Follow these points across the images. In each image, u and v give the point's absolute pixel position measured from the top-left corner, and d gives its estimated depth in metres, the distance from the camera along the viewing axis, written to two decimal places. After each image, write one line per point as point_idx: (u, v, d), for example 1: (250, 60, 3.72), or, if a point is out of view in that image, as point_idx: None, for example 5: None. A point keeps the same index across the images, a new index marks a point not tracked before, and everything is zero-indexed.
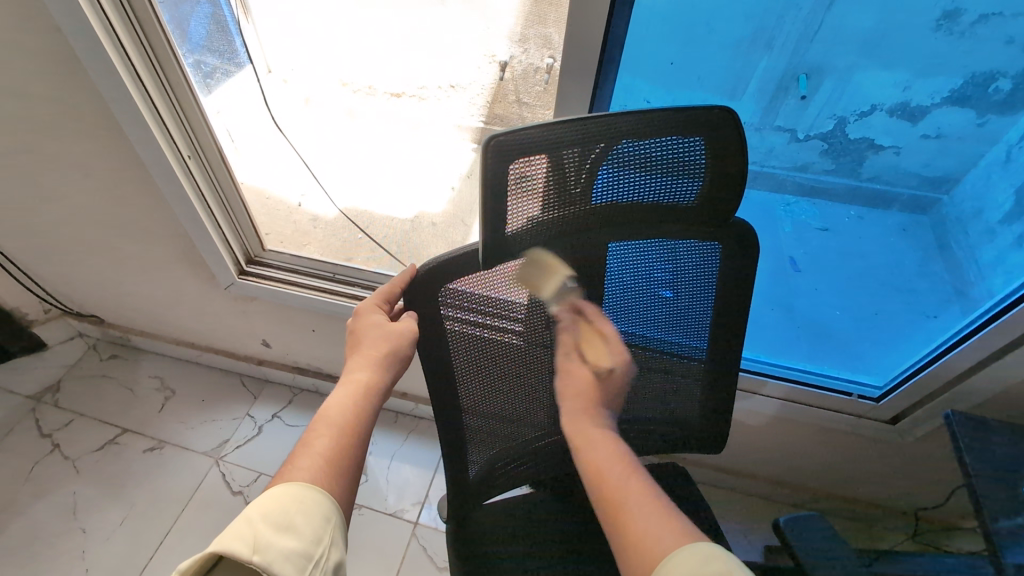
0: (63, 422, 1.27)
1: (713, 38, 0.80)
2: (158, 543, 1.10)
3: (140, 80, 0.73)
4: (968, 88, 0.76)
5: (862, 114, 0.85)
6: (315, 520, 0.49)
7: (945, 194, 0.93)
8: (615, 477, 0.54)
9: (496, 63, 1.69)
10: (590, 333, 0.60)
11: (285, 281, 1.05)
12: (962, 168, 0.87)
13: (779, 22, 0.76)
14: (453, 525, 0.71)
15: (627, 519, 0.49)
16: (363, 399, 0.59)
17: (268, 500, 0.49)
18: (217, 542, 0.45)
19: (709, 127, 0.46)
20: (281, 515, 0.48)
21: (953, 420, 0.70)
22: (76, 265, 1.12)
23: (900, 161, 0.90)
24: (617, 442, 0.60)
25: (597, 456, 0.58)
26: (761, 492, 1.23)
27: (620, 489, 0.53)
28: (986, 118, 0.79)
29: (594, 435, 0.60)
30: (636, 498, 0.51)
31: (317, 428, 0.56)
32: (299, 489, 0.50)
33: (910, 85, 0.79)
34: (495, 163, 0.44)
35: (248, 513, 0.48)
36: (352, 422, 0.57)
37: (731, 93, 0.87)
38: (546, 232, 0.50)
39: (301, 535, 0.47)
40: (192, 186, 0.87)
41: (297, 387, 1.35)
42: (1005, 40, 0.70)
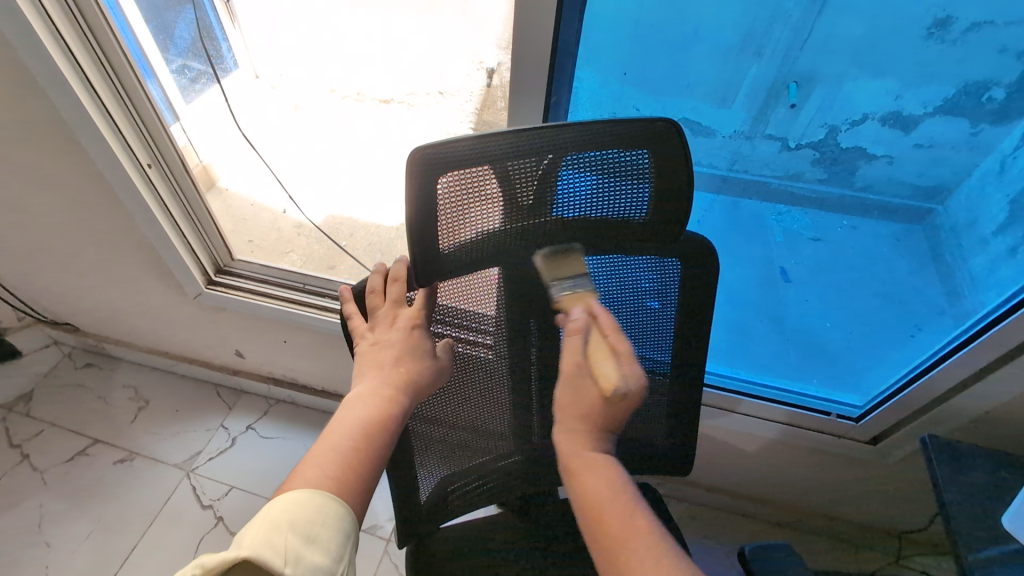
0: (33, 433, 1.25)
1: (699, 43, 0.77)
2: (124, 558, 1.07)
3: (93, 88, 0.71)
4: (960, 97, 0.74)
5: (854, 123, 0.82)
6: (340, 537, 0.48)
7: (939, 204, 0.90)
8: (613, 514, 0.49)
9: (484, 70, 1.62)
10: (598, 343, 0.53)
11: (254, 291, 1.03)
12: (956, 178, 0.84)
13: (768, 29, 0.73)
14: (411, 548, 0.69)
15: (630, 563, 0.45)
16: (379, 408, 0.54)
17: (296, 505, 0.47)
18: (247, 546, 0.44)
19: (656, 142, 0.44)
20: (309, 526, 0.47)
21: (928, 444, 0.68)
22: (44, 274, 1.09)
23: (892, 171, 0.88)
24: (614, 464, 0.53)
25: (594, 485, 0.51)
26: (745, 510, 1.20)
27: (622, 526, 0.48)
28: (980, 127, 0.76)
29: (588, 459, 0.53)
30: (638, 540, 0.46)
31: (329, 442, 0.52)
32: (327, 500, 0.48)
33: (902, 94, 0.77)
34: (425, 176, 0.41)
35: (276, 517, 0.46)
36: (364, 442, 0.52)
37: (720, 101, 0.84)
38: (487, 248, 0.48)
39: (327, 550, 0.47)
40: (152, 194, 0.85)
41: (273, 398, 1.33)
42: (998, 49, 0.68)
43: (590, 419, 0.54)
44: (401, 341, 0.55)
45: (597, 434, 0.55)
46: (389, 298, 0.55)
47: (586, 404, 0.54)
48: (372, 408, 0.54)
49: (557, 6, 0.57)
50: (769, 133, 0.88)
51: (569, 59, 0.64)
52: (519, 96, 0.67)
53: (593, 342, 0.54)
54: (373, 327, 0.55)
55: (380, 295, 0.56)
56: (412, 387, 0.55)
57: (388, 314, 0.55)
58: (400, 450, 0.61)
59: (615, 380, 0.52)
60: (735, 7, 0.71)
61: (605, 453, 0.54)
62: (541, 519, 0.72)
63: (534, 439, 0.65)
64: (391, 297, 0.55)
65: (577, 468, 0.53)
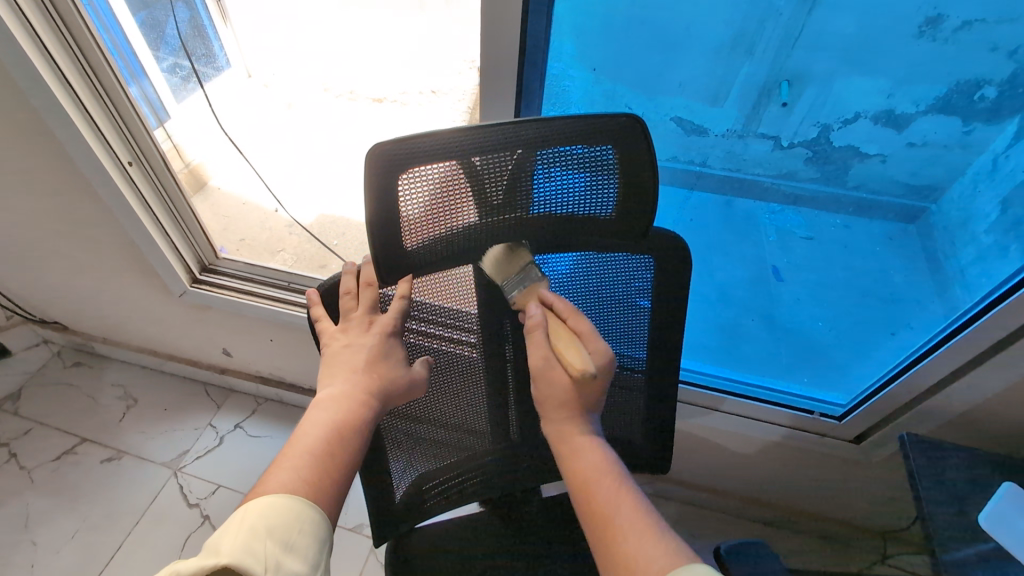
0: (21, 431, 1.25)
1: (689, 40, 0.76)
2: (109, 556, 1.07)
3: (69, 86, 0.71)
4: (952, 95, 0.73)
5: (846, 121, 0.82)
6: (317, 543, 0.46)
7: (933, 203, 0.90)
8: (605, 491, 0.49)
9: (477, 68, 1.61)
10: (559, 328, 0.52)
11: (238, 289, 1.03)
12: (950, 177, 0.84)
13: (760, 28, 0.72)
14: (391, 544, 0.69)
15: (623, 536, 0.45)
16: (350, 411, 0.53)
17: (273, 510, 0.45)
18: (227, 552, 0.41)
19: (623, 138, 0.44)
20: (286, 532, 0.44)
21: (907, 442, 0.68)
22: (30, 273, 1.09)
23: (884, 170, 0.87)
24: (603, 447, 0.54)
25: (585, 463, 0.52)
26: (731, 509, 1.20)
27: (612, 503, 0.48)
28: (972, 126, 0.76)
29: (580, 440, 0.54)
30: (628, 516, 0.46)
31: (296, 452, 0.49)
32: (303, 505, 0.46)
33: (893, 92, 0.76)
34: (384, 172, 0.41)
35: (252, 522, 0.44)
36: (336, 446, 0.51)
37: (713, 99, 0.84)
38: (454, 245, 0.48)
39: (304, 557, 0.45)
40: (133, 192, 0.85)
41: (261, 396, 1.33)
42: (991, 47, 0.67)
43: (566, 404, 0.53)
44: (374, 346, 0.54)
45: (585, 418, 0.55)
46: (363, 301, 0.54)
47: (559, 389, 0.53)
48: (344, 411, 0.53)
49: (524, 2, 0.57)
50: (761, 132, 0.87)
51: (539, 56, 0.63)
52: (492, 92, 0.67)
53: (552, 329, 0.52)
54: (347, 329, 0.54)
55: (354, 297, 0.55)
56: (388, 389, 0.55)
57: (362, 317, 0.54)
58: (379, 448, 0.61)
59: (581, 363, 0.50)
60: (725, 5, 0.70)
61: (593, 434, 0.55)
62: (519, 517, 0.72)
63: (511, 435, 0.66)
64: (363, 301, 0.54)
65: (566, 452, 0.54)
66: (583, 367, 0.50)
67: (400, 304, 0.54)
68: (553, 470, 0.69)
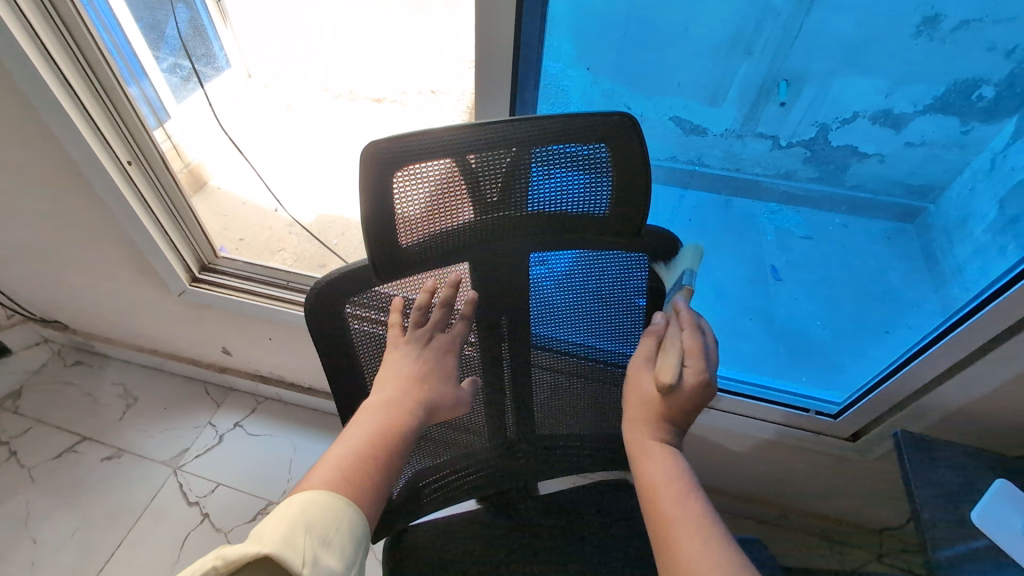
0: (21, 430, 1.26)
1: (688, 40, 0.77)
2: (110, 554, 1.08)
3: (70, 86, 0.72)
4: (950, 96, 0.74)
5: (844, 121, 0.82)
6: (352, 544, 0.46)
7: (932, 202, 0.90)
8: (669, 499, 0.50)
9: None
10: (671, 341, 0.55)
11: (237, 288, 1.04)
12: (947, 176, 0.84)
13: (758, 28, 0.73)
14: (389, 540, 0.70)
15: (678, 545, 0.47)
16: (395, 418, 0.54)
17: (312, 505, 0.46)
18: (268, 543, 0.42)
19: (616, 136, 0.44)
20: (323, 528, 0.45)
21: (900, 439, 0.68)
22: (31, 272, 1.10)
23: (883, 169, 0.88)
24: (675, 455, 0.54)
25: (654, 471, 0.52)
26: (730, 508, 1.20)
27: (676, 510, 0.49)
28: (969, 126, 0.76)
29: (652, 446, 0.54)
30: (690, 524, 0.48)
31: (340, 451, 0.51)
32: (341, 503, 0.47)
33: (891, 92, 0.77)
34: (378, 169, 0.42)
35: (293, 515, 0.44)
36: (379, 449, 0.52)
37: (712, 99, 0.84)
38: (448, 243, 0.49)
39: (340, 555, 0.45)
40: (133, 191, 0.86)
41: (261, 395, 1.34)
42: (987, 47, 0.67)
43: (647, 408, 0.55)
44: (427, 360, 0.55)
45: (665, 429, 0.55)
46: (431, 319, 0.55)
47: (648, 399, 0.55)
48: (389, 417, 0.53)
49: (518, 2, 0.57)
50: (760, 131, 0.88)
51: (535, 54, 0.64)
52: (487, 91, 0.67)
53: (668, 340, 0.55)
54: (410, 342, 0.55)
55: (424, 313, 0.55)
56: (429, 397, 0.55)
57: (420, 333, 0.55)
58: None
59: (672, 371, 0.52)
60: (723, 5, 0.71)
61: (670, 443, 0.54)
62: (516, 514, 0.73)
63: (509, 432, 0.66)
64: (434, 318, 0.55)
65: (638, 454, 0.55)
66: (670, 378, 0.52)
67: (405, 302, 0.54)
68: (550, 467, 0.69)
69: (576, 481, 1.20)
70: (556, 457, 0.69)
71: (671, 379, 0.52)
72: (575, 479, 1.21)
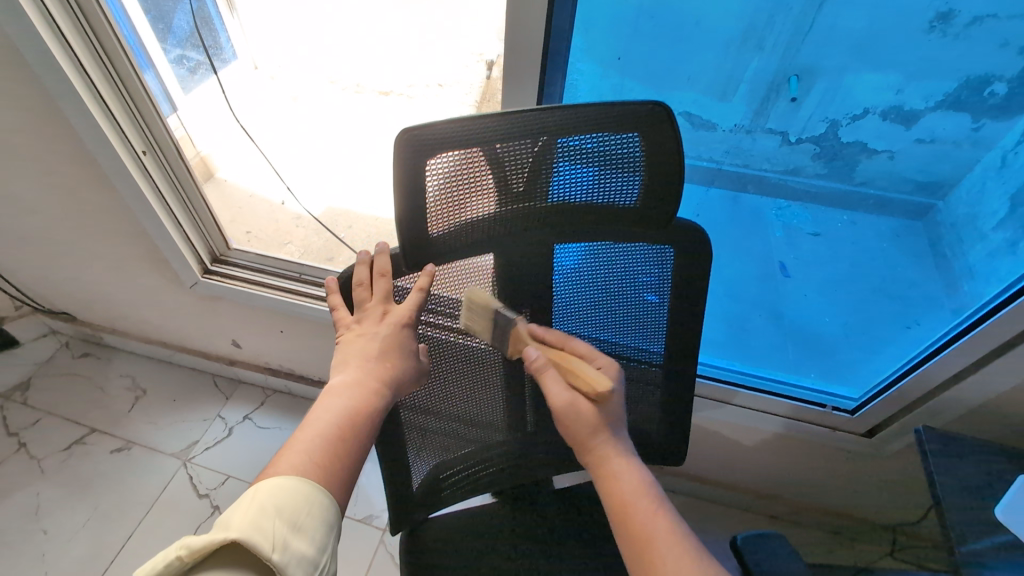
0: (30, 421, 1.26)
1: (702, 35, 0.76)
2: (121, 545, 1.08)
3: (88, 75, 0.71)
4: (962, 92, 0.73)
5: (854, 117, 0.82)
6: (324, 527, 0.46)
7: (940, 200, 0.90)
8: (643, 514, 0.50)
9: (485, 62, 1.62)
10: (564, 361, 0.55)
11: (249, 280, 1.03)
12: (958, 172, 0.83)
13: (770, 23, 0.73)
14: (406, 534, 0.69)
15: (656, 565, 0.47)
16: (362, 399, 0.53)
17: (282, 490, 0.45)
18: (236, 528, 0.41)
19: (648, 124, 0.43)
20: (294, 513, 0.45)
21: (924, 436, 0.67)
22: (41, 262, 1.09)
23: (893, 165, 0.88)
24: (640, 467, 0.55)
25: (623, 486, 0.52)
26: (741, 504, 1.20)
27: (651, 527, 0.49)
28: (981, 122, 0.75)
29: (614, 466, 0.53)
30: (666, 541, 0.48)
31: (304, 436, 0.50)
32: (311, 488, 0.47)
33: (903, 88, 0.76)
34: (410, 157, 0.41)
35: (261, 501, 0.44)
36: (345, 431, 0.51)
37: (721, 95, 0.84)
38: (474, 234, 0.48)
39: (311, 539, 0.44)
40: (148, 181, 0.85)
41: (270, 388, 1.33)
42: (1001, 43, 0.66)
43: (591, 428, 0.54)
44: (390, 336, 0.54)
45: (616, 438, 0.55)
46: (376, 293, 0.54)
47: (584, 418, 0.54)
48: (357, 398, 0.53)
49: None
50: (769, 127, 0.88)
51: (561, 43, 0.63)
52: (510, 83, 0.67)
53: (557, 366, 0.55)
54: (361, 320, 0.55)
55: (367, 288, 0.55)
56: (399, 379, 0.55)
57: (376, 308, 0.54)
58: (393, 439, 0.61)
59: (600, 379, 0.53)
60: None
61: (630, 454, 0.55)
62: (533, 508, 0.73)
63: (527, 426, 0.66)
64: (377, 292, 0.54)
65: (603, 473, 0.53)
66: (602, 385, 0.53)
67: (386, 287, 0.53)
68: (570, 461, 0.69)
69: (587, 476, 1.20)
70: (576, 451, 0.68)
71: (608, 385, 0.53)
72: (586, 474, 1.21)
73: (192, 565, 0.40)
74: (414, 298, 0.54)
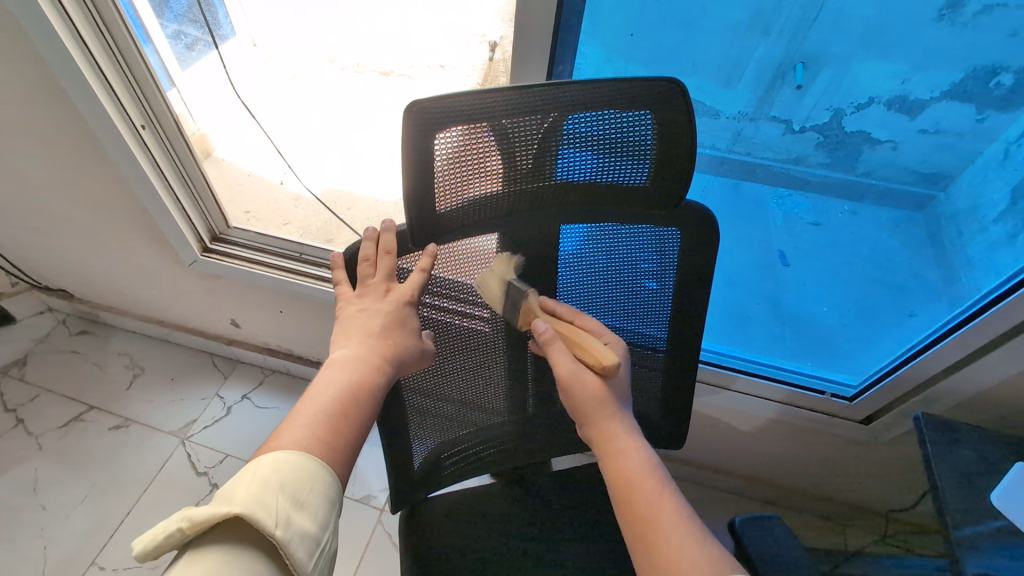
0: (27, 397, 1.25)
1: (709, 18, 0.75)
2: (119, 521, 1.09)
3: (86, 46, 0.70)
4: (968, 82, 0.72)
5: (859, 106, 0.80)
6: (326, 505, 0.46)
7: (942, 190, 0.88)
8: (648, 494, 0.49)
9: (488, 43, 1.59)
10: (570, 331, 0.53)
11: (249, 259, 1.03)
12: (960, 165, 0.82)
13: (778, 7, 0.71)
14: (405, 513, 0.70)
15: (658, 543, 0.46)
16: (364, 375, 0.53)
17: (285, 465, 0.45)
18: (239, 503, 0.41)
19: (659, 101, 0.43)
20: (297, 489, 0.44)
21: (921, 422, 0.68)
22: (38, 238, 1.08)
23: (895, 156, 0.86)
24: (645, 446, 0.53)
25: (626, 463, 0.51)
26: (735, 488, 1.22)
27: (655, 507, 0.48)
28: (986, 113, 0.74)
29: (617, 442, 0.52)
30: (669, 521, 0.47)
31: (305, 411, 0.50)
32: (314, 464, 0.46)
33: (909, 77, 0.75)
34: (420, 132, 0.40)
35: (264, 475, 0.43)
36: (348, 407, 0.51)
37: (726, 81, 0.83)
38: (481, 213, 0.48)
39: (313, 516, 0.44)
40: (147, 156, 0.84)
41: (268, 368, 1.33)
42: (1009, 33, 0.66)
43: (603, 402, 0.53)
44: (392, 314, 0.53)
45: (623, 413, 0.54)
46: (380, 270, 0.54)
47: (591, 393, 0.52)
48: (359, 373, 0.53)
49: None
50: (773, 116, 0.87)
51: (572, 19, 0.62)
52: (518, 60, 0.66)
53: (563, 336, 0.53)
54: (362, 295, 0.55)
55: (372, 264, 0.55)
56: (402, 357, 0.55)
57: (381, 285, 0.54)
58: (395, 419, 0.61)
59: (607, 354, 0.52)
60: None
61: (633, 431, 0.54)
62: (533, 489, 0.73)
63: (527, 408, 0.66)
64: (381, 269, 0.54)
65: (606, 445, 0.53)
66: (611, 360, 0.51)
67: (390, 265, 0.53)
68: (570, 442, 0.70)
69: (584, 459, 1.21)
70: (576, 433, 0.69)
71: (614, 361, 0.51)
72: (584, 457, 1.22)
73: (196, 535, 0.40)
74: (415, 278, 0.54)
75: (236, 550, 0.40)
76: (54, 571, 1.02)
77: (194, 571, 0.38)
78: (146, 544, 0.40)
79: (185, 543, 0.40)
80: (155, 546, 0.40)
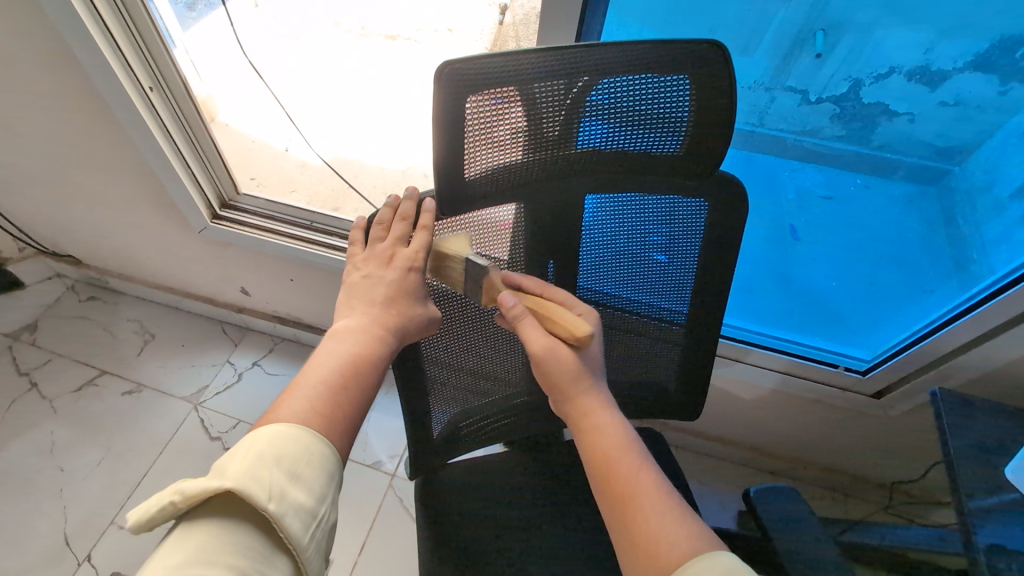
0: (40, 361, 1.26)
1: None
2: (136, 483, 1.11)
3: (93, 7, 0.68)
4: (993, 53, 0.70)
5: (878, 76, 0.78)
6: (323, 478, 0.46)
7: (956, 165, 0.86)
8: (622, 468, 0.49)
9: (497, 6, 1.54)
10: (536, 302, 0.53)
11: (259, 227, 1.02)
12: (978, 139, 0.80)
13: None
14: (421, 480, 0.70)
15: (637, 517, 0.46)
16: (366, 345, 0.54)
17: (281, 440, 0.45)
18: (232, 477, 0.41)
19: (697, 67, 0.42)
20: (292, 463, 0.45)
21: (938, 398, 0.68)
22: (46, 202, 1.07)
23: (913, 128, 0.83)
24: (623, 423, 0.54)
25: (604, 440, 0.52)
26: (740, 458, 1.24)
27: (627, 480, 0.49)
28: (1010, 85, 0.72)
29: (596, 419, 0.53)
30: (646, 497, 0.47)
31: (304, 382, 0.51)
32: (310, 437, 0.47)
33: (933, 46, 0.72)
34: (449, 94, 0.39)
35: (260, 449, 0.44)
36: (344, 379, 0.52)
37: (744, 48, 0.80)
38: (506, 180, 0.46)
39: (309, 490, 0.44)
40: (157, 121, 0.83)
41: (278, 336, 1.34)
42: None
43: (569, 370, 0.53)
44: (397, 280, 0.55)
45: (599, 388, 0.55)
46: (392, 232, 0.56)
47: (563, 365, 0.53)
48: (357, 343, 0.54)
49: None
50: (789, 86, 0.83)
51: None
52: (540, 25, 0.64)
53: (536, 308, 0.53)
54: (369, 259, 0.57)
55: (385, 227, 0.57)
56: (405, 326, 0.55)
57: (387, 249, 0.55)
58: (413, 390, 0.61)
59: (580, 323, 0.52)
60: None
61: (610, 406, 0.55)
62: (548, 458, 0.74)
63: None
64: (393, 232, 0.56)
65: (585, 425, 0.53)
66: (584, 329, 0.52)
67: (400, 228, 0.56)
68: None
69: None
70: None
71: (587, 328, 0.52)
72: None
73: (188, 509, 0.41)
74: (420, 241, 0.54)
75: (229, 524, 0.40)
76: (75, 528, 1.05)
77: (185, 543, 0.39)
78: (139, 517, 0.41)
79: (178, 517, 0.41)
80: (148, 517, 0.41)
